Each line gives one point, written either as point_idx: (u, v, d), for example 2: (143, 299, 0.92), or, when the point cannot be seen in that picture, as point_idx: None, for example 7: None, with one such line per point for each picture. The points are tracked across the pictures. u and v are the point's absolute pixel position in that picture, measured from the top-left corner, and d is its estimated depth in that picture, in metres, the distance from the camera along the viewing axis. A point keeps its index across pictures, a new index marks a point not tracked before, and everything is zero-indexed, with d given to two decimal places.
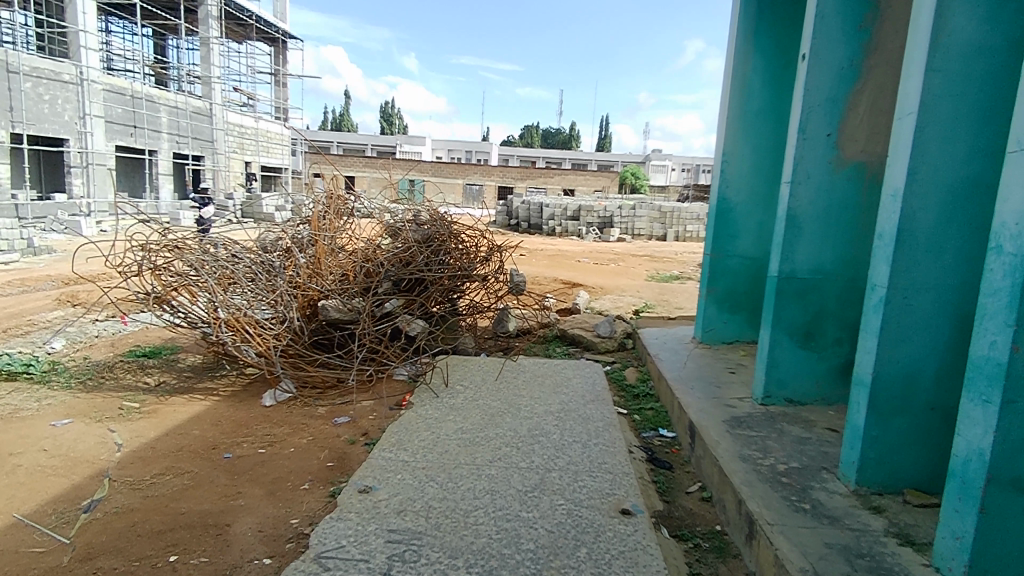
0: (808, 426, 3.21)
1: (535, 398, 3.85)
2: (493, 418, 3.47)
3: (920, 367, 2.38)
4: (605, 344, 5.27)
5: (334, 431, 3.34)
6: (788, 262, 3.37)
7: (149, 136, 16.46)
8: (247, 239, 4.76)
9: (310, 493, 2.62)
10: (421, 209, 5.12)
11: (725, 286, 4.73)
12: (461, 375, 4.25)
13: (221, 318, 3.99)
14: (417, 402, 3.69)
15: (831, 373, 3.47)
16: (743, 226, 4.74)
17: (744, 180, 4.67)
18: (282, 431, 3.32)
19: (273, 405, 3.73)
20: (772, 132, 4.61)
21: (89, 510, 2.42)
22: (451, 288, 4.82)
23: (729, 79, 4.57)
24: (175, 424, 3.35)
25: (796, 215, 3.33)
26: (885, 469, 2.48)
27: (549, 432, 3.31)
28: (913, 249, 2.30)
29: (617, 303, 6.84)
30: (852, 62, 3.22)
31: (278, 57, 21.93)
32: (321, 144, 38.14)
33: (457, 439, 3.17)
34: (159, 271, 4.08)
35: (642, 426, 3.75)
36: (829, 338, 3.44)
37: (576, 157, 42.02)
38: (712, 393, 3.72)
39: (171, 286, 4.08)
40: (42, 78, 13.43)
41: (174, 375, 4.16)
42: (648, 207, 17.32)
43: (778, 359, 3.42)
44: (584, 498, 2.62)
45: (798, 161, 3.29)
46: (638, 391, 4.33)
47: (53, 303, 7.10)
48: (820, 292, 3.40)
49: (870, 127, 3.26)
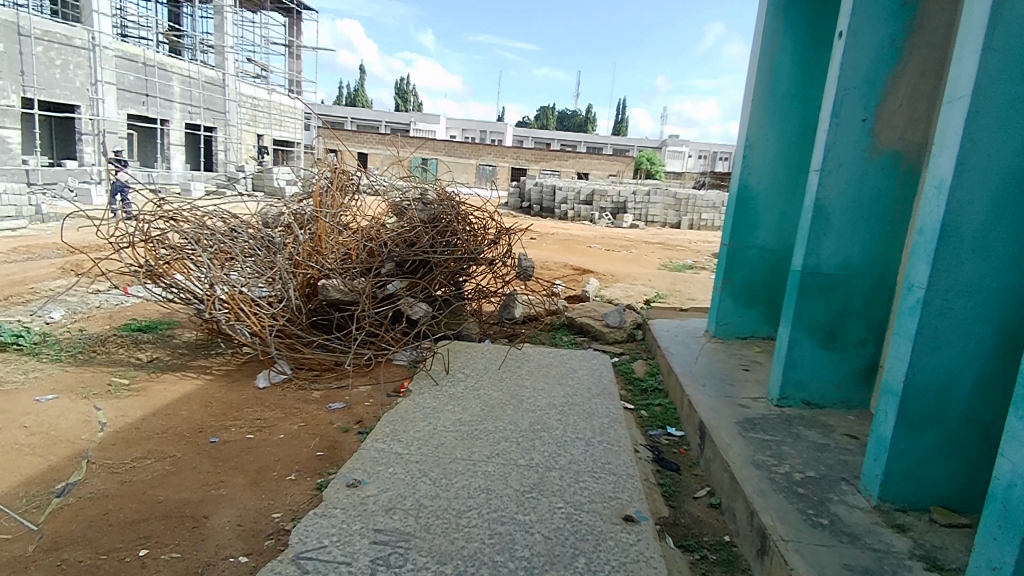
0: (825, 432, 3.03)
1: (538, 390, 3.69)
2: (494, 410, 3.32)
3: (956, 375, 2.19)
4: (614, 334, 5.08)
5: (327, 418, 3.20)
6: (813, 256, 3.15)
7: (160, 105, 16.35)
8: (248, 213, 4.58)
9: (296, 485, 2.48)
10: (428, 188, 4.98)
11: (742, 278, 4.53)
12: (462, 362, 4.08)
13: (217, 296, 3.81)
14: (415, 390, 3.55)
15: (852, 376, 3.27)
16: (765, 217, 4.50)
17: (767, 167, 4.43)
18: (273, 415, 3.17)
19: (267, 387, 3.56)
20: (800, 118, 4.35)
21: (62, 495, 2.32)
22: (457, 271, 4.68)
23: (756, 59, 4.32)
24: (163, 404, 3.24)
25: (824, 206, 3.10)
26: (912, 486, 2.30)
27: (551, 427, 3.15)
28: (956, 247, 2.10)
29: (627, 292, 6.64)
30: (894, 42, 2.97)
31: (293, 28, 21.70)
32: (335, 119, 37.88)
33: (455, 431, 3.02)
34: (152, 244, 3.89)
35: (649, 424, 3.58)
36: (852, 339, 3.23)
37: (592, 141, 41.45)
38: (725, 392, 3.54)
39: (165, 260, 3.90)
40: (53, 42, 13.28)
41: (168, 351, 4.02)
42: (662, 193, 16.99)
43: (796, 359, 3.23)
44: (585, 501, 2.46)
45: (829, 148, 3.07)
46: (646, 385, 4.17)
47: (57, 271, 7.03)
48: (844, 289, 3.18)
49: (910, 114, 3.03)
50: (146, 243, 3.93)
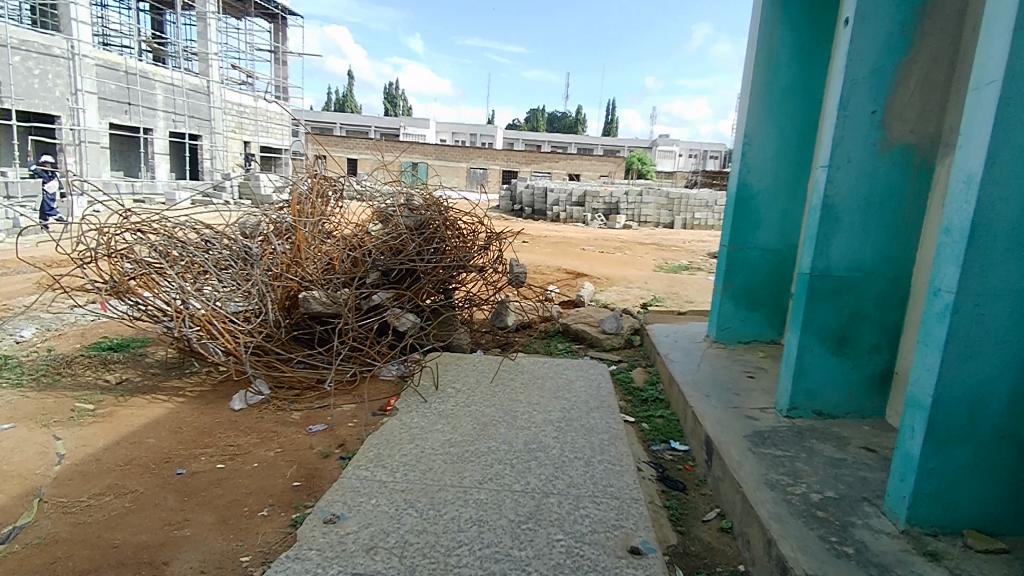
0: (841, 445, 2.83)
1: (533, 404, 3.48)
2: (486, 428, 3.11)
3: (989, 387, 2.00)
4: (611, 341, 4.88)
5: (308, 442, 2.98)
6: (822, 258, 2.94)
7: (143, 114, 16.08)
8: (223, 223, 4.32)
9: (268, 522, 2.26)
10: (414, 194, 4.80)
11: (743, 281, 4.35)
12: (453, 376, 3.86)
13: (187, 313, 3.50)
14: (402, 408, 3.33)
15: (865, 384, 3.08)
16: (766, 216, 4.31)
17: (768, 165, 4.25)
18: (247, 441, 2.95)
19: (243, 409, 3.32)
20: (800, 112, 4.17)
21: (6, 542, 2.10)
22: (446, 279, 4.48)
23: (754, 51, 4.14)
24: (129, 431, 3.00)
25: (833, 204, 2.90)
26: (944, 507, 2.10)
27: (548, 446, 2.94)
28: (989, 247, 1.91)
29: (623, 295, 6.44)
30: (903, 29, 2.79)
31: (278, 34, 21.49)
32: (324, 125, 37.63)
33: (444, 454, 2.80)
34: (115, 259, 3.57)
35: (651, 438, 3.37)
36: (865, 344, 3.03)
37: (583, 142, 41.39)
38: (730, 402, 3.34)
39: (130, 276, 3.57)
40: (31, 52, 13.02)
41: (139, 372, 3.77)
42: (655, 193, 16.88)
43: (806, 367, 3.04)
44: (586, 532, 2.25)
45: (837, 142, 2.87)
46: (646, 395, 3.96)
47: (32, 287, 6.77)
48: (856, 292, 2.98)
49: (922, 104, 2.84)
50: (111, 257, 3.60)
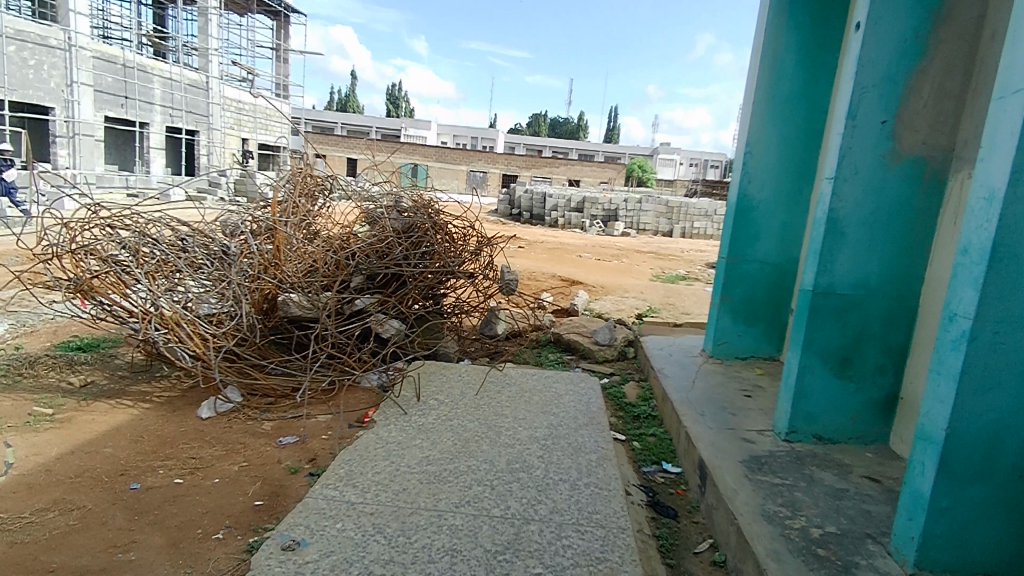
0: (842, 473, 2.67)
1: (519, 420, 3.30)
2: (467, 445, 2.93)
3: (1007, 422, 1.83)
4: (603, 353, 4.71)
5: (276, 455, 2.80)
6: (825, 275, 2.76)
7: (139, 108, 15.90)
8: (202, 220, 4.13)
9: (221, 547, 2.08)
10: (403, 195, 4.63)
11: (741, 295, 4.18)
12: (436, 387, 3.68)
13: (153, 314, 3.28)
14: (380, 420, 3.16)
15: (868, 408, 2.91)
16: (766, 228, 4.15)
17: (769, 174, 4.08)
18: (212, 453, 2.77)
19: (211, 418, 3.14)
20: (804, 121, 4.01)
21: None
22: (433, 285, 4.35)
23: (758, 57, 3.98)
24: (86, 440, 2.82)
25: (838, 218, 2.72)
26: (955, 550, 1.93)
27: (532, 467, 2.77)
28: (1012, 270, 1.74)
29: (618, 305, 6.27)
30: (918, 33, 2.62)
31: (280, 31, 21.35)
32: (325, 124, 37.50)
33: (420, 474, 2.62)
34: (79, 256, 3.33)
35: (642, 458, 3.20)
36: (869, 367, 2.85)
37: (584, 148, 41.31)
38: (726, 423, 3.17)
39: (93, 275, 3.31)
40: (27, 42, 12.83)
41: (106, 375, 3.59)
42: (655, 201, 16.75)
43: (807, 389, 2.87)
44: (567, 565, 2.07)
45: (844, 153, 2.68)
46: (638, 412, 3.79)
47: (9, 280, 6.56)
48: (861, 311, 2.80)
49: (935, 114, 2.67)
50: (75, 254, 3.36)
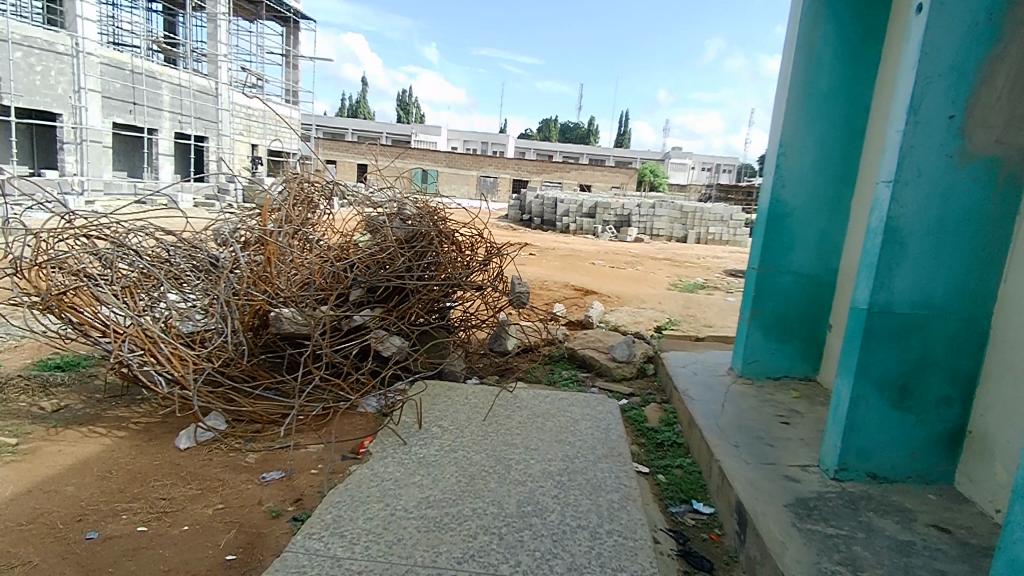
0: (904, 522, 2.31)
1: (531, 450, 2.97)
2: (473, 483, 2.61)
3: None
4: (621, 370, 4.37)
5: (257, 495, 2.49)
6: (883, 291, 2.40)
7: (148, 114, 15.79)
8: (189, 229, 3.84)
9: None
10: (407, 202, 4.33)
11: (773, 309, 3.84)
12: (441, 411, 3.36)
13: (126, 334, 2.96)
14: (377, 452, 2.84)
15: (930, 443, 2.55)
16: (801, 236, 3.79)
17: (805, 178, 3.73)
18: (184, 493, 2.46)
19: (190, 448, 2.84)
20: (844, 121, 3.66)
21: None
22: (438, 298, 4.03)
23: (792, 50, 3.63)
24: (46, 476, 2.52)
25: (897, 228, 2.37)
26: None
27: (546, 510, 2.43)
28: None
29: (635, 316, 5.92)
30: (992, 15, 2.26)
31: (289, 37, 21.25)
32: (335, 130, 37.52)
33: (418, 520, 2.30)
34: (47, 269, 3.02)
35: (669, 496, 2.85)
36: (932, 397, 2.49)
37: (594, 153, 41.01)
38: (763, 457, 2.82)
39: (59, 291, 2.99)
40: (34, 48, 12.72)
41: (82, 399, 3.30)
42: (669, 206, 16.39)
43: (860, 421, 2.52)
44: None
45: (905, 153, 2.33)
46: (662, 438, 3.45)
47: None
48: (924, 333, 2.44)
49: (1011, 108, 2.30)
50: (42, 267, 3.05)
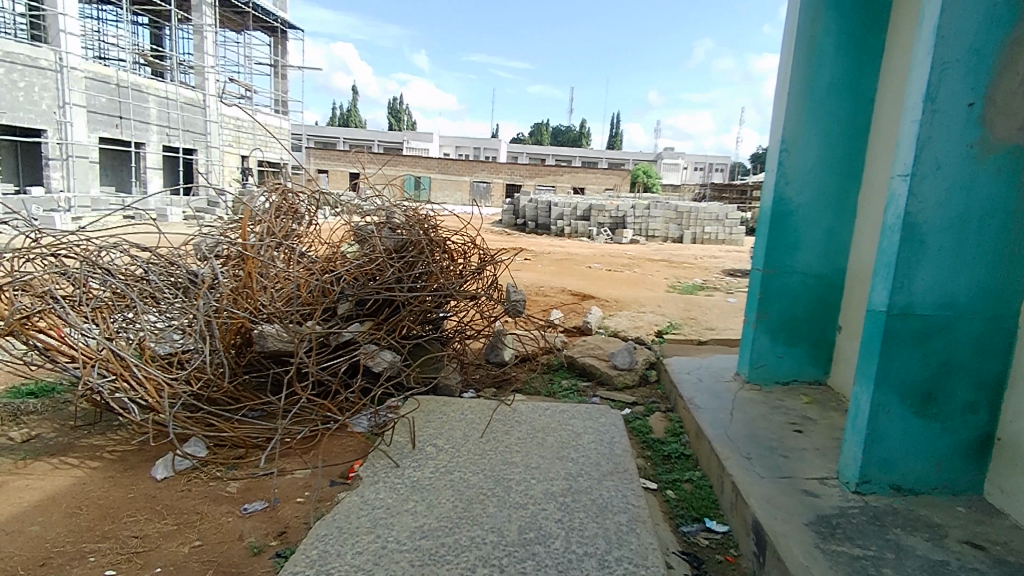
0: (935, 539, 2.15)
1: (531, 470, 2.80)
2: (471, 508, 2.43)
3: None
4: (623, 378, 4.20)
5: (238, 529, 2.31)
6: (902, 293, 2.25)
7: (134, 127, 15.58)
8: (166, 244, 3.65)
9: None
10: (396, 210, 4.16)
11: (780, 311, 3.69)
12: (436, 429, 3.19)
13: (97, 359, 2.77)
14: (367, 476, 2.66)
15: (957, 453, 2.39)
16: (807, 234, 3.64)
17: (809, 174, 3.59)
18: (159, 529, 2.28)
19: (167, 479, 2.66)
20: (848, 115, 3.52)
21: None
22: (431, 309, 3.87)
23: (792, 42, 3.49)
24: (10, 516, 2.33)
25: (915, 224, 2.22)
26: None
27: (550, 537, 2.26)
28: None
29: (635, 320, 5.76)
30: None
31: (277, 47, 21.08)
32: (326, 139, 37.35)
33: (412, 554, 2.12)
34: (9, 292, 2.82)
35: (680, 514, 2.68)
36: (957, 403, 2.34)
37: (587, 155, 40.95)
38: (778, 470, 2.66)
39: (23, 314, 2.79)
40: (16, 64, 12.50)
41: (54, 428, 3.11)
42: (663, 206, 16.27)
43: (881, 431, 2.36)
44: None
45: (922, 144, 2.18)
46: (669, 450, 3.28)
47: None
48: (948, 336, 2.28)
49: None
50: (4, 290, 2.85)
